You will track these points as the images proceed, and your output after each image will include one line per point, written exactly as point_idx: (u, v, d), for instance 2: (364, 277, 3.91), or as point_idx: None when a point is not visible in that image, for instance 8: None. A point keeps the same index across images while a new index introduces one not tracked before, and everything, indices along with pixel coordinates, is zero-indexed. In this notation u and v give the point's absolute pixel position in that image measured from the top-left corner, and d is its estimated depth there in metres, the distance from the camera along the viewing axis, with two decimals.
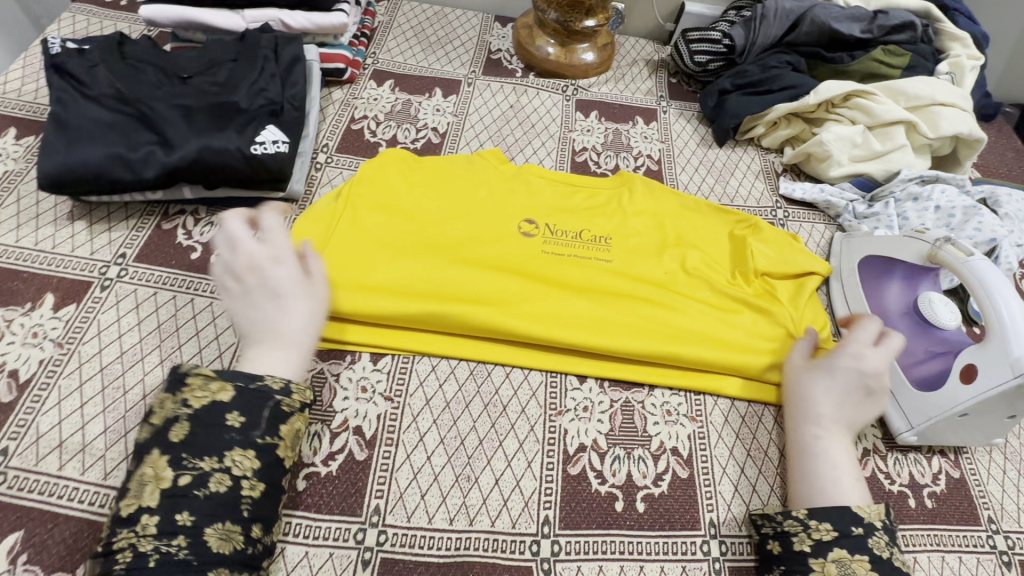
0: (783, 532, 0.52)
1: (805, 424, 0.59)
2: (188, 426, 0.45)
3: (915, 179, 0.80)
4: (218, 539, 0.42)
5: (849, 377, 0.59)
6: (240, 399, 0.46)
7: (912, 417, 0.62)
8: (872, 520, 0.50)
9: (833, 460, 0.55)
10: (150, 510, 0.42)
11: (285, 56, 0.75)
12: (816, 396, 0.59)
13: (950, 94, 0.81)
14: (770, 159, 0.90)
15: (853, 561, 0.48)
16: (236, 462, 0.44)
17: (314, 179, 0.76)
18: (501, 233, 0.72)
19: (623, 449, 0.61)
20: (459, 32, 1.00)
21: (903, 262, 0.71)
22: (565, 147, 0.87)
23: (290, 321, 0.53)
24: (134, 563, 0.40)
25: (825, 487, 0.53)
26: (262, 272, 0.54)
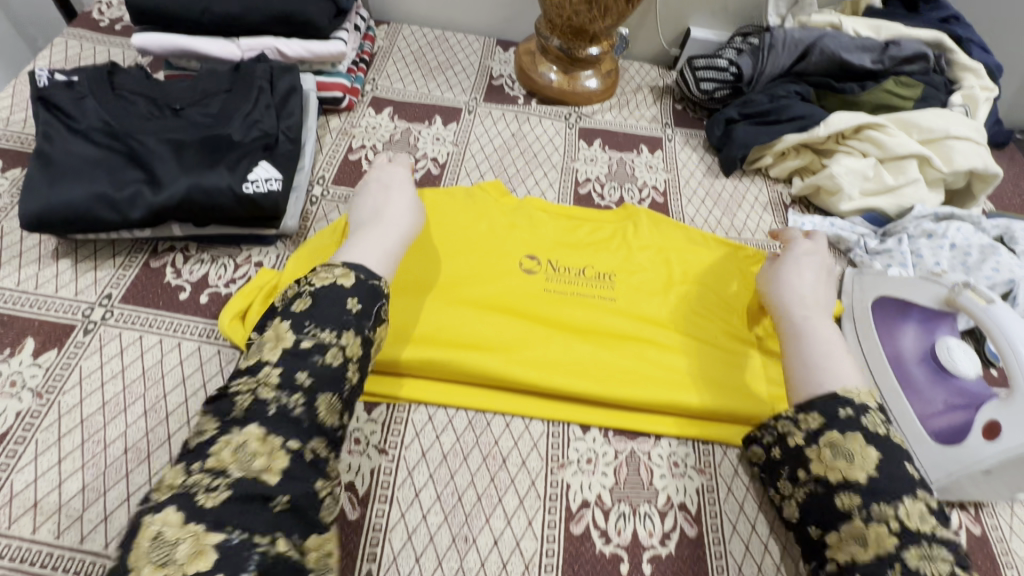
0: (780, 436, 0.54)
1: (786, 308, 0.61)
2: (311, 300, 0.49)
3: (928, 216, 0.78)
4: (325, 410, 0.45)
5: (809, 264, 0.66)
6: (358, 287, 0.51)
7: (932, 472, 0.60)
8: (864, 400, 0.51)
9: (820, 335, 0.57)
10: (272, 362, 0.45)
11: (281, 86, 0.73)
12: (793, 283, 0.63)
13: (964, 128, 0.79)
14: (779, 189, 0.88)
15: (847, 442, 0.49)
16: (348, 342, 0.48)
17: (309, 213, 0.74)
18: (501, 271, 0.70)
19: (629, 505, 0.58)
20: (460, 57, 0.98)
21: (918, 305, 0.68)
22: (568, 178, 0.85)
23: (392, 213, 0.61)
24: (254, 407, 0.43)
25: (821, 364, 0.54)
26: (378, 176, 0.67)
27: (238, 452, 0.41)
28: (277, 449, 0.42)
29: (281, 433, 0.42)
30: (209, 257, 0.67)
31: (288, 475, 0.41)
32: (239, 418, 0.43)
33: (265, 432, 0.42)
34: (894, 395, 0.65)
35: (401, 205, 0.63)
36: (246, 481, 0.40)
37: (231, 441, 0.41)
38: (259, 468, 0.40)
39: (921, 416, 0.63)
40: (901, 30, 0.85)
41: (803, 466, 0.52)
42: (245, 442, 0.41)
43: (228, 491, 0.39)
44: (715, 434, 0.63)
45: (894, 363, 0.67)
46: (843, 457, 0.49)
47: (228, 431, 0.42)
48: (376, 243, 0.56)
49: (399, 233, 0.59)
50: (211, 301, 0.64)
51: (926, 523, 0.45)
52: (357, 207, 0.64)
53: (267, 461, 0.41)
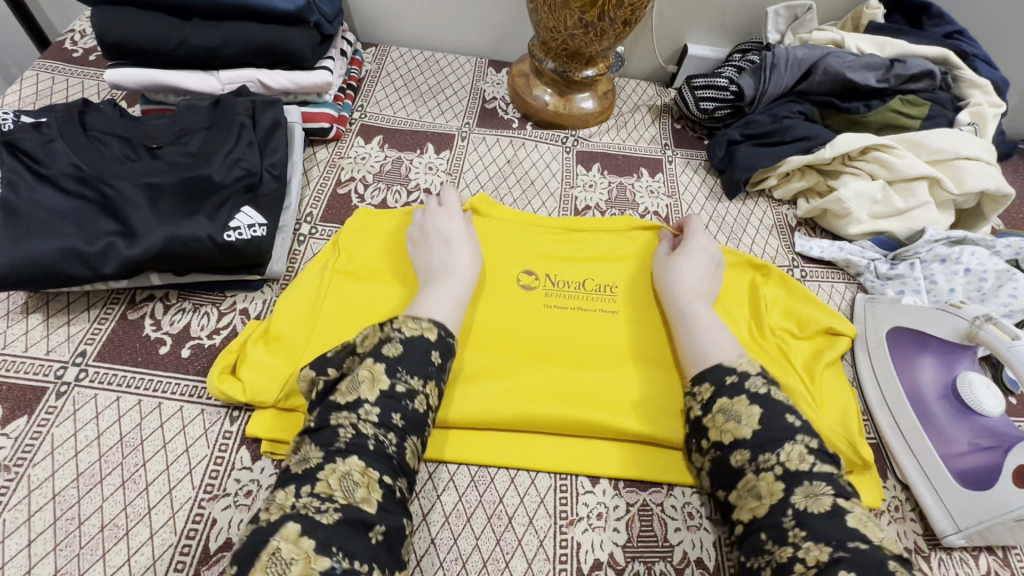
0: (687, 410, 0.56)
1: (674, 296, 0.65)
2: (399, 347, 0.51)
3: (941, 239, 0.75)
4: (411, 452, 0.48)
5: (694, 250, 0.70)
6: (441, 343, 0.53)
7: (958, 517, 0.57)
8: (747, 368, 0.54)
9: (703, 318, 0.61)
10: (371, 399, 0.47)
11: (263, 122, 0.70)
12: (676, 268, 0.67)
13: (974, 147, 0.77)
14: (784, 211, 0.85)
15: (733, 405, 0.51)
16: (431, 392, 0.51)
17: (296, 254, 0.70)
18: (504, 296, 0.69)
19: (644, 564, 0.55)
20: (451, 80, 0.95)
21: (939, 337, 0.65)
22: (566, 206, 0.82)
23: (459, 262, 0.63)
24: (355, 440, 0.45)
25: (710, 341, 0.59)
26: (436, 226, 0.67)
27: (343, 481, 0.43)
28: (374, 481, 0.44)
29: (377, 467, 0.45)
30: (191, 305, 0.63)
31: (382, 507, 0.44)
32: (343, 449, 0.45)
33: (365, 464, 0.44)
34: (915, 433, 0.63)
35: (465, 253, 0.65)
36: (350, 508, 0.42)
37: (336, 468, 0.44)
38: (361, 497, 0.43)
39: (944, 454, 0.60)
40: (905, 47, 0.83)
41: (705, 436, 0.52)
42: (349, 472, 0.44)
43: (336, 515, 0.41)
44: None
45: (913, 397, 0.64)
46: (732, 418, 0.50)
47: (331, 460, 0.44)
48: (448, 296, 0.59)
49: (466, 284, 0.62)
50: (194, 355, 0.60)
51: (805, 462, 0.46)
52: (420, 258, 0.65)
53: (366, 492, 0.43)
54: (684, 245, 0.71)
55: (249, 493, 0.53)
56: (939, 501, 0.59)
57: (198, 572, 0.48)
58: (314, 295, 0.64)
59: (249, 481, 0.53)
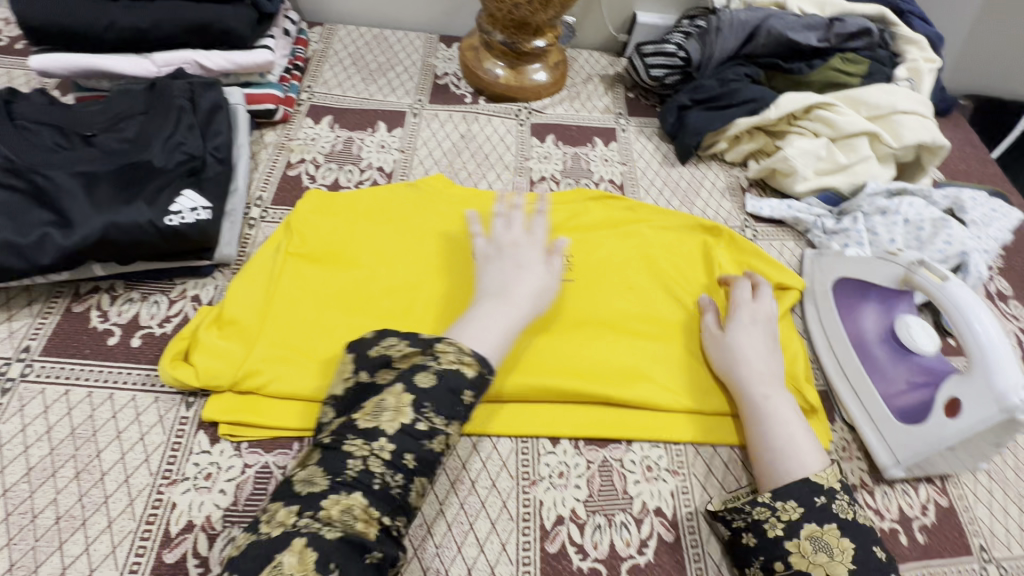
0: (755, 522, 0.53)
1: (752, 387, 0.61)
2: (432, 377, 0.49)
3: (881, 193, 0.78)
4: (416, 493, 0.48)
5: (757, 331, 0.65)
6: (475, 381, 0.51)
7: (897, 451, 0.61)
8: (831, 483, 0.53)
9: (782, 419, 0.58)
10: (390, 433, 0.47)
11: (203, 104, 0.68)
12: (745, 354, 0.63)
13: (911, 102, 0.79)
14: (735, 173, 0.87)
15: (824, 534, 0.51)
16: (452, 432, 0.49)
17: (247, 239, 0.69)
18: (457, 267, 0.70)
19: (605, 516, 0.57)
20: (402, 57, 0.94)
21: (877, 285, 0.68)
22: (522, 178, 0.82)
23: (522, 287, 0.61)
24: (364, 474, 0.46)
25: (787, 452, 0.56)
26: (515, 249, 0.65)
27: (345, 513, 0.44)
28: (374, 518, 0.45)
29: (378, 505, 0.46)
30: (139, 295, 0.62)
31: (379, 538, 0.45)
32: (349, 481, 0.45)
33: (368, 502, 0.45)
34: (858, 375, 0.66)
35: (534, 281, 0.62)
36: (349, 536, 0.44)
37: (340, 499, 0.45)
38: (360, 529, 0.44)
39: (885, 395, 0.64)
40: (844, 6, 0.85)
41: (782, 559, 0.51)
42: (352, 505, 0.45)
43: (337, 537, 0.43)
44: (705, 436, 0.63)
45: (855, 342, 0.68)
46: (823, 550, 0.50)
47: (337, 490, 0.45)
48: (495, 322, 0.57)
49: (521, 315, 0.59)
50: (145, 344, 0.59)
51: None
52: (484, 271, 0.64)
53: (366, 526, 0.44)
54: (733, 319, 0.66)
55: (209, 475, 0.53)
56: (880, 437, 0.62)
57: (160, 556, 0.49)
58: (267, 277, 0.63)
59: (208, 464, 0.53)
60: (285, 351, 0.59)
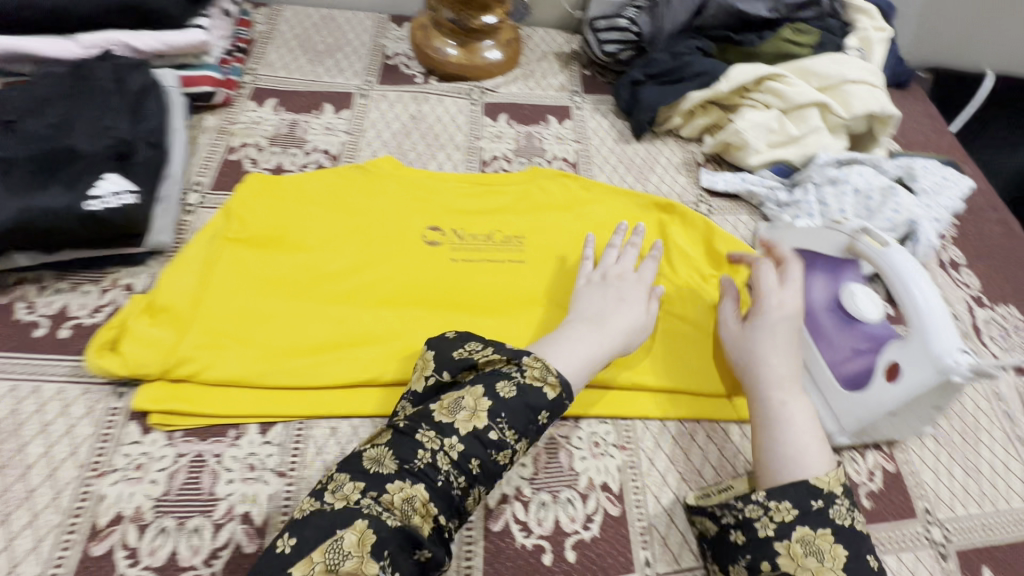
0: (746, 520, 0.50)
1: (770, 390, 0.58)
2: (513, 389, 0.51)
3: (832, 163, 0.78)
4: (472, 499, 0.49)
5: (782, 331, 0.61)
6: (555, 404, 0.52)
7: (842, 419, 0.61)
8: (832, 488, 0.50)
9: (797, 426, 0.55)
10: (461, 433, 0.48)
11: (132, 85, 0.66)
12: (766, 354, 0.60)
13: (859, 72, 0.79)
14: (691, 149, 0.87)
15: (817, 538, 0.48)
16: (518, 449, 0.51)
17: (184, 226, 0.67)
18: (404, 249, 0.68)
19: (550, 494, 0.56)
20: (350, 38, 0.91)
21: (824, 253, 0.67)
22: (473, 158, 0.81)
23: (619, 320, 0.61)
24: (429, 467, 0.47)
25: (793, 455, 0.53)
26: (620, 283, 0.65)
27: (406, 503, 0.46)
28: (431, 514, 0.46)
29: (436, 503, 0.47)
30: (69, 285, 0.60)
31: (432, 536, 0.46)
32: (415, 471, 0.47)
33: (429, 496, 0.47)
34: (806, 344, 0.65)
35: (633, 317, 0.62)
36: (406, 526, 0.45)
37: (404, 488, 0.46)
38: (417, 522, 0.46)
39: (831, 363, 0.63)
40: None
41: (768, 559, 0.48)
42: (413, 496, 0.46)
43: (396, 524, 0.45)
44: (654, 412, 0.63)
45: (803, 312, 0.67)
46: (813, 555, 0.48)
47: (404, 478, 0.47)
48: (583, 348, 0.57)
49: (610, 346, 0.59)
50: (74, 335, 0.57)
51: None
52: (582, 297, 0.64)
53: (422, 520, 0.46)
54: (758, 317, 0.63)
55: (140, 465, 0.52)
56: (826, 406, 0.62)
57: (87, 548, 0.47)
58: (202, 264, 0.62)
59: (139, 455, 0.52)
60: (219, 338, 0.57)
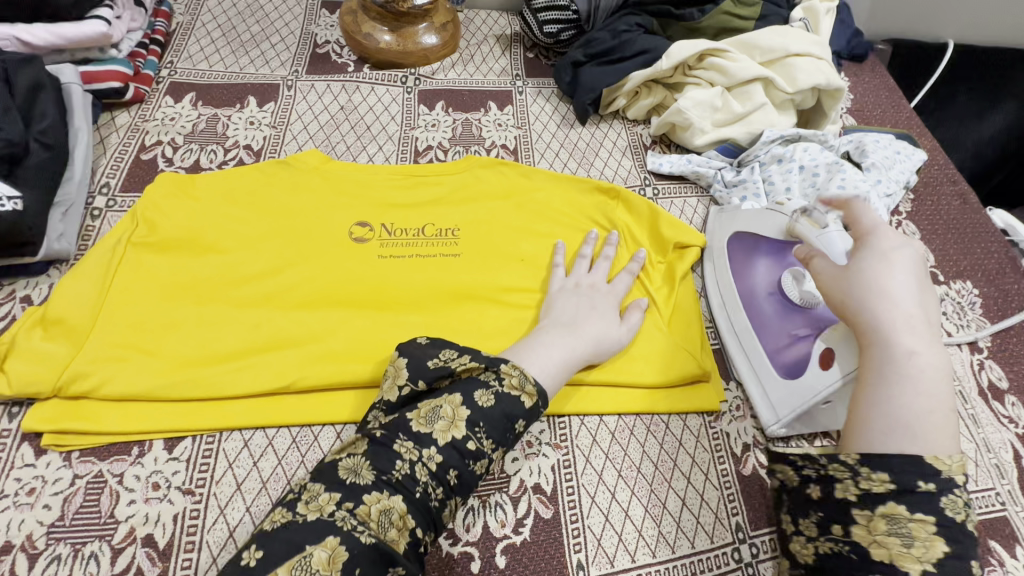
0: (828, 477, 0.41)
1: (896, 334, 0.43)
2: (492, 397, 0.48)
3: (777, 140, 0.75)
4: (449, 510, 0.46)
5: (911, 261, 0.46)
6: (535, 409, 0.50)
7: (778, 410, 0.59)
8: (954, 473, 0.38)
9: (927, 386, 0.41)
10: (439, 443, 0.46)
11: (21, 83, 0.61)
12: (893, 288, 0.45)
13: (804, 44, 0.76)
14: (638, 131, 0.83)
15: (911, 522, 0.38)
16: (495, 458, 0.48)
17: (89, 231, 0.63)
18: (327, 247, 0.65)
19: (478, 498, 0.54)
20: (278, 26, 0.87)
21: (767, 237, 0.65)
22: (406, 148, 0.77)
23: (594, 329, 0.58)
24: (408, 477, 0.44)
25: (912, 423, 0.40)
26: (592, 293, 0.63)
27: (382, 516, 0.42)
28: (407, 527, 0.43)
29: (414, 515, 0.44)
30: None
31: (408, 553, 0.43)
32: (393, 482, 0.44)
33: (406, 508, 0.44)
34: (747, 333, 0.64)
35: (607, 327, 0.59)
36: (381, 541, 0.41)
37: (381, 499, 0.43)
38: (392, 537, 0.42)
39: (773, 352, 0.61)
40: None
41: (840, 523, 0.40)
42: (390, 509, 0.43)
43: (372, 540, 0.41)
44: (592, 407, 0.60)
45: (745, 299, 0.65)
46: (899, 536, 0.37)
47: (381, 489, 0.44)
48: (558, 351, 0.55)
49: (583, 352, 0.56)
50: None
51: None
52: (552, 305, 0.62)
53: (399, 534, 0.43)
54: (869, 245, 0.48)
55: (32, 490, 0.48)
56: (764, 395, 0.60)
57: None
58: (106, 271, 0.58)
59: (32, 479, 0.49)
60: (121, 349, 0.54)
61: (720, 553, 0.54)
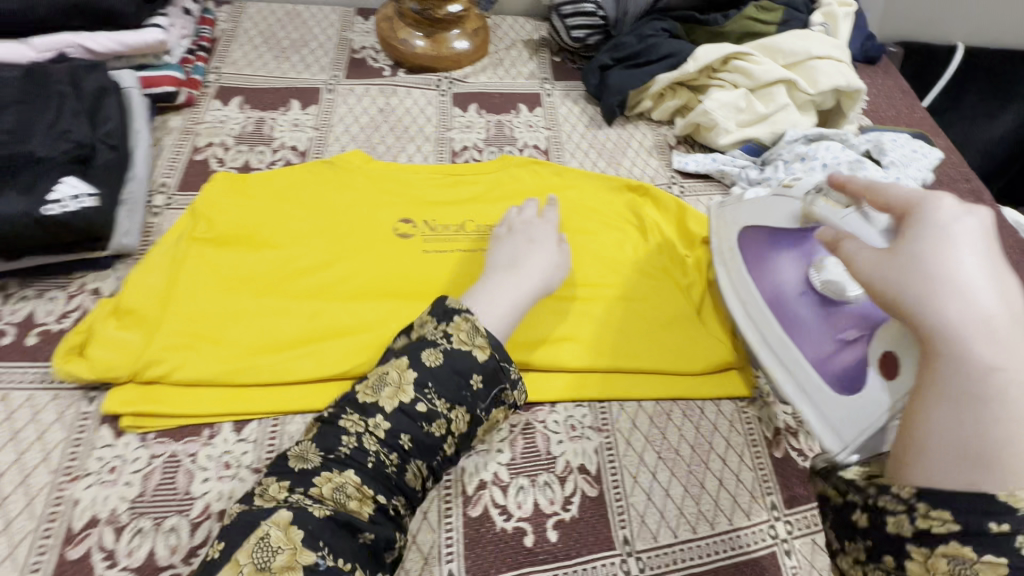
0: (875, 506, 0.38)
1: (969, 342, 0.35)
2: (439, 356, 0.51)
3: (800, 139, 0.78)
4: (412, 474, 0.49)
5: (974, 239, 0.37)
6: (484, 367, 0.52)
7: (841, 434, 0.50)
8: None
9: (1014, 408, 0.33)
10: (385, 411, 0.49)
11: (88, 88, 0.65)
12: (961, 274, 0.36)
13: (825, 48, 0.80)
14: (663, 132, 0.87)
15: (978, 564, 0.32)
16: (454, 418, 0.51)
17: (151, 228, 0.66)
18: (374, 240, 0.68)
19: (527, 478, 0.57)
20: (316, 32, 0.90)
21: (784, 229, 0.63)
22: (443, 149, 0.81)
23: (534, 263, 0.62)
24: (356, 451, 0.48)
25: (990, 458, 0.33)
26: (526, 225, 0.67)
27: (336, 492, 0.46)
28: (367, 496, 0.47)
29: (371, 484, 0.47)
30: (34, 292, 0.60)
31: (374, 518, 0.47)
32: (342, 458, 0.48)
33: (361, 479, 0.47)
34: (782, 342, 0.60)
35: (545, 256, 0.63)
36: (339, 512, 0.46)
37: (332, 478, 0.47)
38: (353, 508, 0.46)
39: (818, 362, 0.57)
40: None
41: (891, 554, 0.37)
42: (343, 485, 0.47)
43: (326, 512, 0.45)
44: (634, 392, 0.63)
45: (775, 305, 0.62)
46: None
47: (329, 467, 0.47)
48: (504, 294, 0.59)
49: (530, 287, 0.60)
50: (42, 341, 0.57)
51: None
52: (495, 248, 0.65)
53: (359, 504, 0.46)
54: (925, 222, 0.39)
55: (113, 468, 0.51)
56: (822, 419, 0.54)
57: (63, 552, 0.47)
58: (171, 264, 0.61)
59: (112, 458, 0.52)
60: (190, 338, 0.57)
61: (759, 529, 0.57)
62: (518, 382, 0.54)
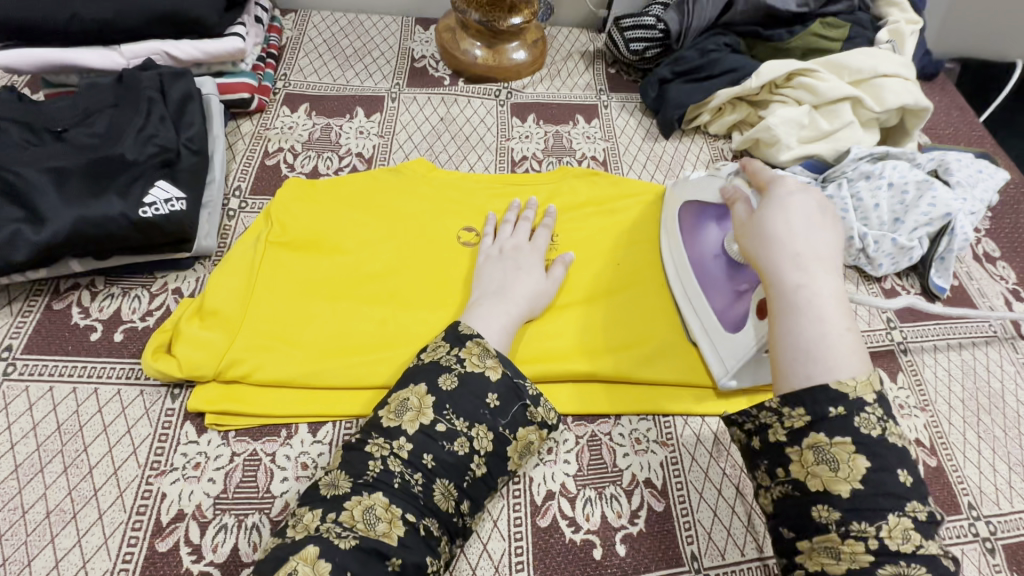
0: (761, 426, 0.46)
1: (784, 271, 0.48)
2: (455, 380, 0.51)
3: (865, 157, 0.77)
4: (440, 495, 0.48)
5: (796, 204, 0.52)
6: (500, 384, 0.52)
7: (726, 361, 0.61)
8: (861, 393, 0.43)
9: (818, 312, 0.46)
10: (408, 433, 0.49)
11: (174, 95, 0.67)
12: (779, 226, 0.51)
13: (893, 65, 0.79)
14: (720, 145, 0.86)
15: (832, 446, 0.42)
16: (477, 435, 0.50)
17: (226, 230, 0.69)
18: (436, 249, 0.69)
19: (595, 489, 0.57)
20: (378, 41, 0.92)
21: (711, 202, 0.67)
22: (503, 158, 0.82)
23: (522, 288, 0.62)
24: (383, 475, 0.47)
25: (814, 353, 0.44)
26: (515, 253, 0.66)
27: (366, 515, 0.45)
28: (396, 517, 0.46)
29: (401, 505, 0.46)
30: (120, 290, 0.62)
31: (403, 543, 0.45)
32: (370, 482, 0.47)
33: (388, 500, 0.46)
34: (696, 293, 0.65)
35: (532, 283, 0.64)
36: (366, 538, 0.44)
37: (362, 501, 0.46)
38: (382, 531, 0.45)
39: (718, 309, 0.63)
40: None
41: (782, 464, 0.45)
42: (373, 506, 0.46)
43: (355, 540, 0.44)
44: (696, 409, 0.63)
45: (696, 262, 0.66)
46: (827, 461, 0.42)
47: (359, 492, 0.46)
48: (497, 321, 0.58)
49: (518, 312, 0.60)
50: (128, 339, 0.59)
51: (908, 542, 0.40)
52: (483, 271, 0.64)
53: (388, 527, 0.45)
54: (770, 197, 0.54)
55: (198, 465, 0.53)
56: (714, 349, 0.63)
57: (153, 545, 0.49)
58: (248, 268, 0.63)
59: (196, 454, 0.53)
60: (268, 341, 0.59)
61: None
62: (537, 397, 0.53)
